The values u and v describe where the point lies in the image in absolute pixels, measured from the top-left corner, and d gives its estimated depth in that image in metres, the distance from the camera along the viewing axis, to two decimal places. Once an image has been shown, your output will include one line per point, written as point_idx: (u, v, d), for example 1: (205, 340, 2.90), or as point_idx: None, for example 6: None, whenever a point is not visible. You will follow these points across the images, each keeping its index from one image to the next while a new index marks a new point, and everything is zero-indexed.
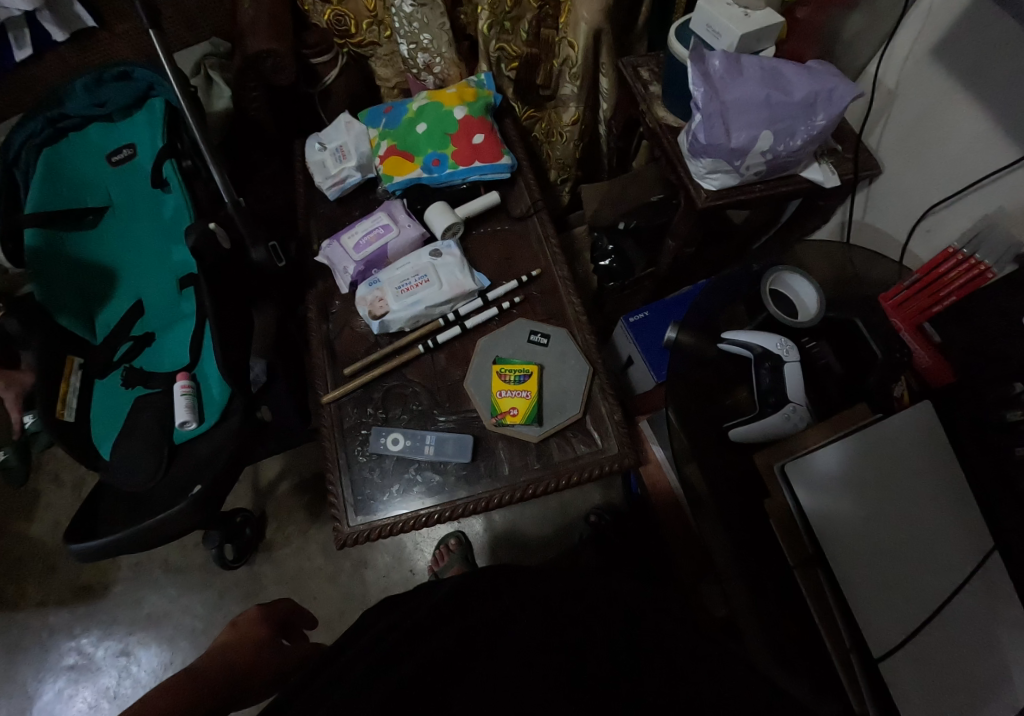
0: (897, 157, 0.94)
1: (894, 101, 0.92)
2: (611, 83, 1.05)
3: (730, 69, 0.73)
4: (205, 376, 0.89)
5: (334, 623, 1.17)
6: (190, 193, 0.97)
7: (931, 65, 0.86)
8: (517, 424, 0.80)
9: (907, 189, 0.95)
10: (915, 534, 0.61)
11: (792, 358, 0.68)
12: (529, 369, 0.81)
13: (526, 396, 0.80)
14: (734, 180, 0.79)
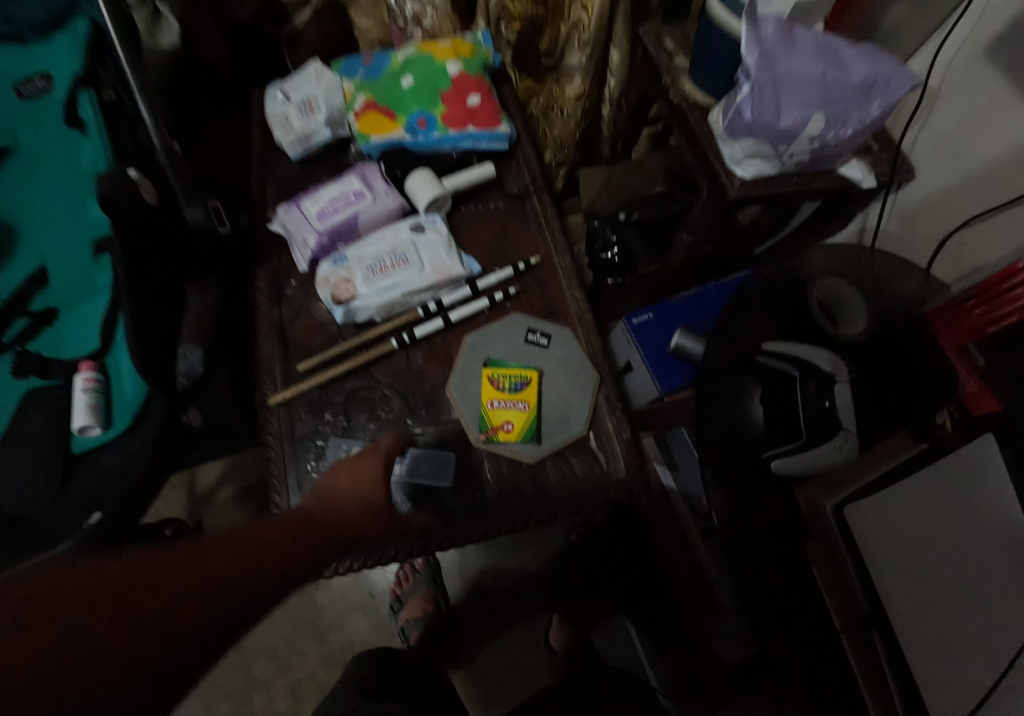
0: (933, 163, 0.85)
1: (933, 101, 0.83)
2: (623, 57, 0.92)
3: (782, 37, 0.62)
4: (117, 370, 0.73)
5: (280, 652, 1.01)
6: (113, 137, 0.78)
7: (985, 62, 0.75)
8: (513, 440, 0.68)
9: (941, 199, 0.86)
10: (987, 583, 0.53)
11: (844, 379, 0.57)
12: (528, 375, 0.71)
13: (524, 406, 0.69)
14: (772, 168, 0.69)
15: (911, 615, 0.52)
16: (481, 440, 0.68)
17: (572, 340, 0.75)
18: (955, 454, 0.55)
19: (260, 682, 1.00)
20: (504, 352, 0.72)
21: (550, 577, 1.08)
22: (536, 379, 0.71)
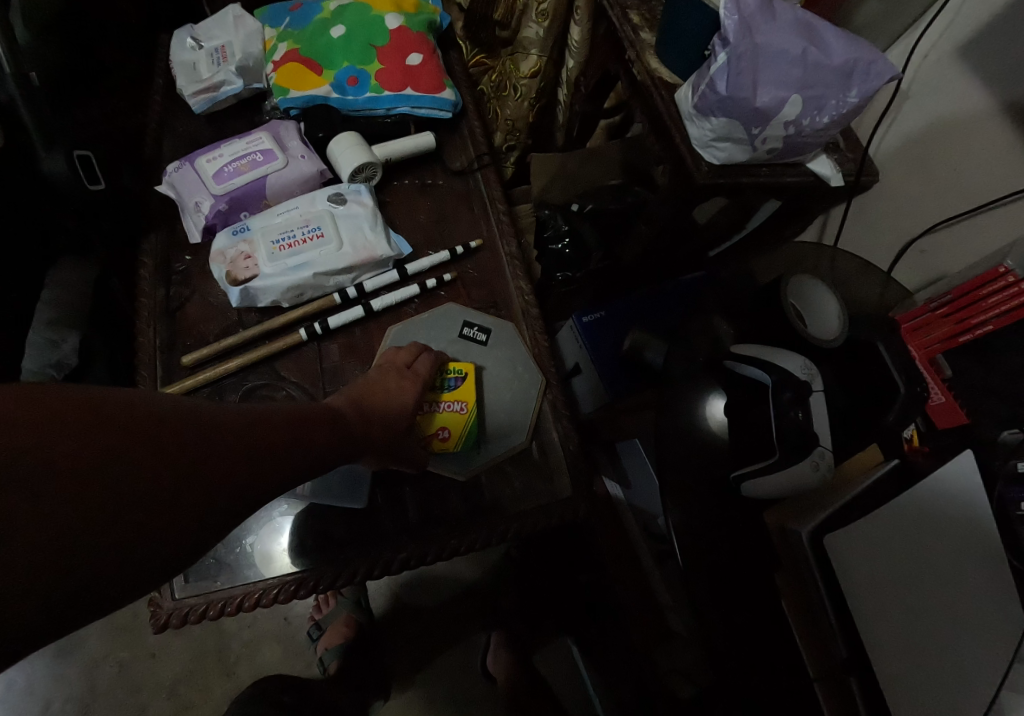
0: (897, 168, 0.81)
1: (903, 103, 0.78)
2: (583, 35, 0.83)
3: (762, 6, 0.55)
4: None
5: (176, 687, 0.88)
6: None
7: (959, 62, 0.71)
8: (451, 449, 0.60)
9: (901, 204, 0.82)
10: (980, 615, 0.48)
11: (819, 388, 0.50)
12: (462, 370, 0.62)
13: (461, 406, 0.61)
14: (742, 156, 0.62)
15: (902, 665, 0.46)
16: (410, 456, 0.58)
17: (514, 336, 0.67)
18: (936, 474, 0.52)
19: None
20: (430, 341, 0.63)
21: (489, 595, 0.99)
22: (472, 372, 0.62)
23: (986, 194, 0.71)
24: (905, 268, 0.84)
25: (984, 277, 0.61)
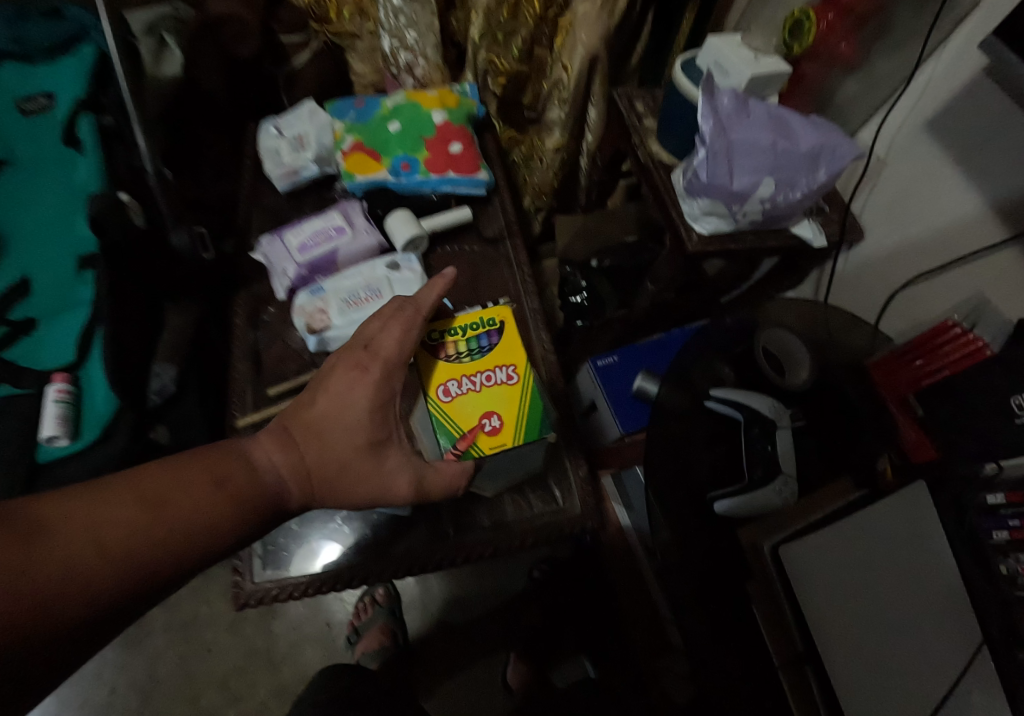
0: (882, 224, 0.89)
1: (883, 168, 0.87)
2: (600, 115, 0.98)
3: (737, 107, 0.68)
4: (90, 378, 0.72)
5: (230, 682, 0.99)
6: (110, 160, 0.81)
7: (925, 136, 0.79)
8: (523, 435, 0.61)
9: (889, 258, 0.89)
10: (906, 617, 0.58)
11: (785, 425, 0.64)
12: (496, 329, 0.67)
13: (514, 373, 0.64)
14: (728, 227, 0.74)
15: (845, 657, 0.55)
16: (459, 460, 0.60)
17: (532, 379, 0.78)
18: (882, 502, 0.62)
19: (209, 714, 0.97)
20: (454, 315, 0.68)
21: (511, 615, 1.07)
22: (508, 328, 0.67)
23: (962, 247, 0.77)
24: (893, 314, 0.90)
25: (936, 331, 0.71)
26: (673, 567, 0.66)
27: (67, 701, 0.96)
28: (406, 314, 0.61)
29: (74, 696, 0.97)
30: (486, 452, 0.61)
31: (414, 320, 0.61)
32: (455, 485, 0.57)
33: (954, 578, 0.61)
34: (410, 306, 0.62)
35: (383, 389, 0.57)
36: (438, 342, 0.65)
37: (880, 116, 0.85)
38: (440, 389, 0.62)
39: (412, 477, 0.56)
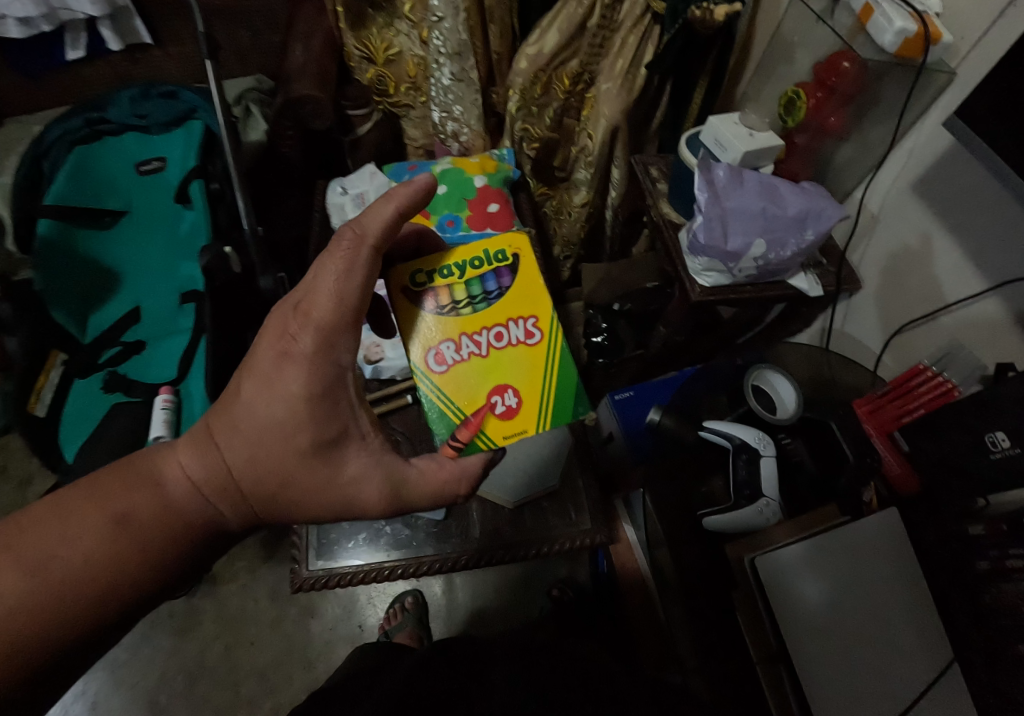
0: (877, 277, 0.90)
1: (876, 225, 0.88)
2: (622, 175, 1.10)
3: (732, 178, 0.80)
4: (189, 392, 0.93)
5: (269, 674, 1.09)
6: (211, 215, 0.99)
7: (911, 197, 0.81)
8: (550, 417, 0.56)
9: (884, 307, 0.91)
10: (873, 626, 0.68)
11: (769, 453, 0.77)
12: (509, 266, 0.59)
13: (537, 329, 0.58)
14: (727, 280, 0.84)
15: (814, 656, 0.65)
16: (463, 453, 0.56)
17: None
18: (855, 525, 0.72)
19: (248, 702, 1.07)
20: (458, 249, 0.60)
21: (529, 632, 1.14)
22: (523, 265, 0.60)
23: (950, 297, 0.79)
24: (891, 358, 0.92)
25: (910, 374, 0.79)
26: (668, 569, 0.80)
27: (122, 679, 1.07)
28: (349, 262, 0.52)
29: (129, 676, 1.08)
30: (501, 435, 0.56)
31: (354, 269, 0.52)
32: (454, 491, 0.56)
33: (920, 595, 0.70)
34: (362, 243, 0.53)
35: (329, 368, 0.51)
36: (442, 288, 0.58)
37: (865, 180, 0.88)
38: (444, 350, 0.57)
39: (390, 488, 0.53)
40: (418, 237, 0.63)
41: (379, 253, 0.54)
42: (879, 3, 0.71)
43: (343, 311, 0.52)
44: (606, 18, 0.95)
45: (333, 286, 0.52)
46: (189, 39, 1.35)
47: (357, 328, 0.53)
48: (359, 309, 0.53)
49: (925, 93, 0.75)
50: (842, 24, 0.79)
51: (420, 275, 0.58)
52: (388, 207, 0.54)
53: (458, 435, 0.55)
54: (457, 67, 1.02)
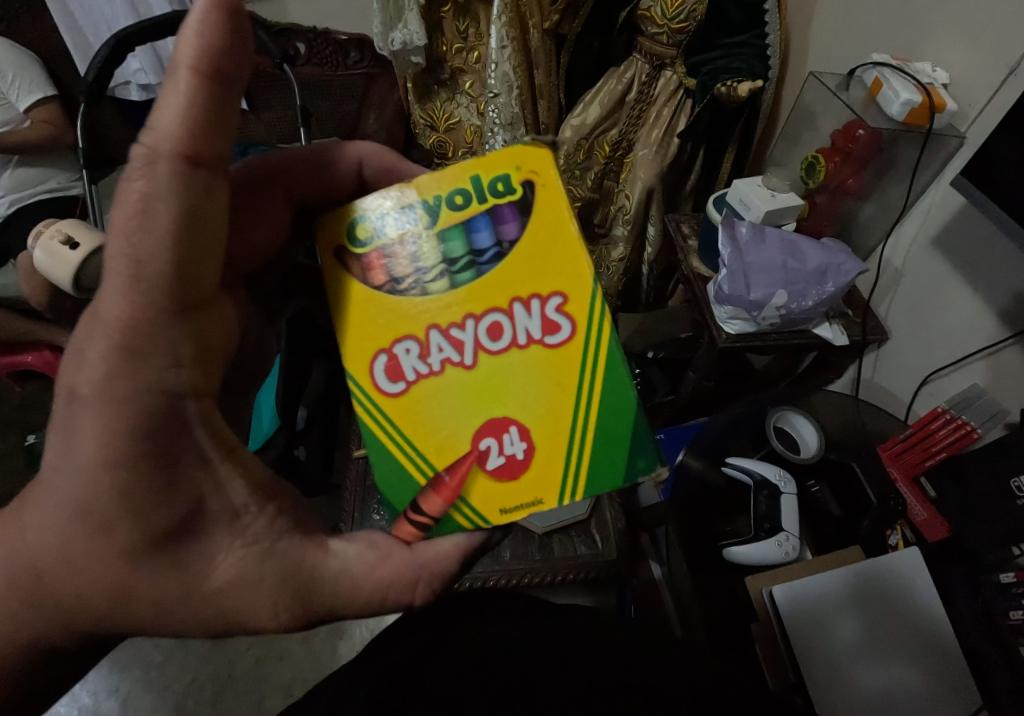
0: (904, 328, 0.92)
1: (901, 279, 0.91)
2: (658, 232, 1.18)
3: (754, 236, 0.87)
4: (257, 407, 1.02)
5: (294, 690, 1.12)
6: None
7: (932, 253, 0.85)
8: (582, 480, 0.44)
9: (911, 357, 0.92)
10: (898, 668, 0.68)
11: (789, 490, 0.81)
12: (515, 203, 0.45)
13: (562, 317, 0.44)
14: (752, 328, 0.88)
15: (831, 691, 0.67)
16: (429, 533, 0.45)
17: None
18: (881, 563, 0.74)
19: None
20: (437, 180, 0.46)
21: None
22: (536, 202, 0.45)
23: (975, 344, 0.80)
24: (922, 406, 0.92)
25: (931, 416, 0.82)
26: (691, 596, 0.83)
27: (155, 681, 1.13)
28: (147, 205, 0.38)
29: (163, 678, 1.13)
30: (496, 500, 0.44)
31: (149, 220, 0.38)
32: (405, 596, 0.44)
33: (953, 641, 0.69)
34: (161, 160, 0.39)
35: (143, 405, 0.38)
36: (404, 246, 0.45)
37: (888, 234, 0.93)
38: (407, 356, 0.44)
39: (293, 598, 0.42)
40: (358, 174, 0.55)
41: (192, 173, 0.40)
42: (888, 78, 0.80)
43: (152, 306, 0.39)
44: (643, 92, 1.07)
45: (123, 259, 0.38)
46: (279, 107, 1.56)
47: (181, 324, 0.40)
48: (172, 293, 0.40)
49: (937, 155, 0.82)
50: (856, 97, 0.89)
51: (370, 225, 0.46)
52: (179, 78, 0.39)
53: (426, 503, 0.44)
54: (508, 135, 1.15)
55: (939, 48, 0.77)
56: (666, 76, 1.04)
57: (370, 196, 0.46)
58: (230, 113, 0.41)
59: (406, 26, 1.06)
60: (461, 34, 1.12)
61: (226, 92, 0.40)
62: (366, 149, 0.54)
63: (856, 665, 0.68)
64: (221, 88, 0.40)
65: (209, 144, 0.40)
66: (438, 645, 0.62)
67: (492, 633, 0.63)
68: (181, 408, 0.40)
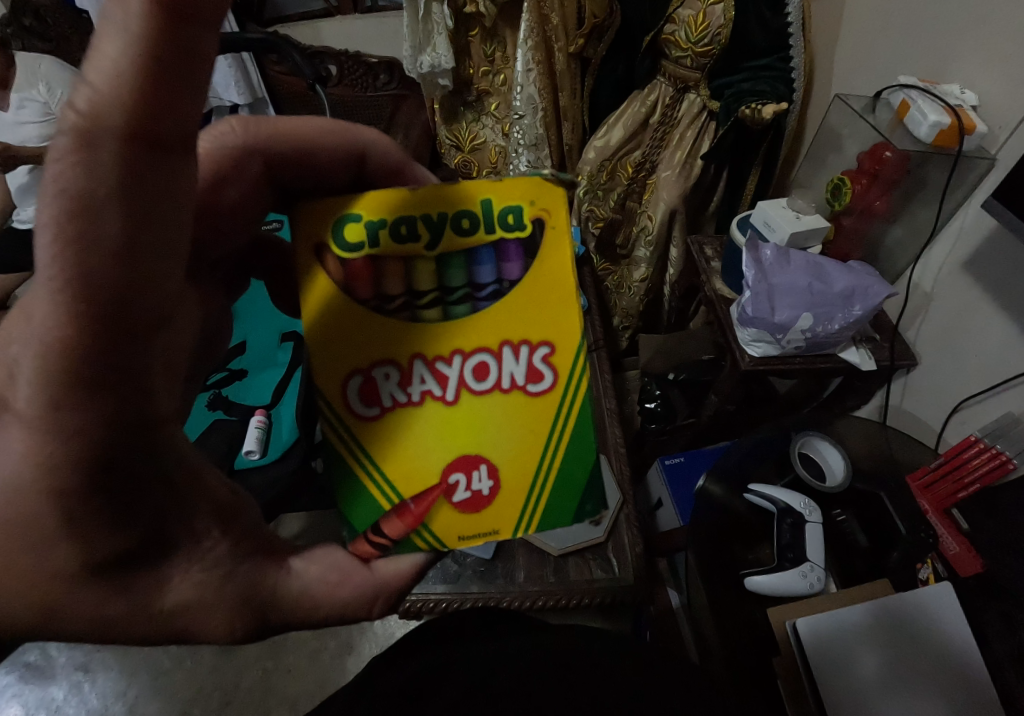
0: (933, 354, 0.89)
1: (930, 304, 0.89)
2: (680, 254, 1.18)
3: (779, 259, 0.86)
4: (278, 417, 1.03)
5: (300, 705, 1.10)
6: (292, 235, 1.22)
7: (963, 276, 0.83)
8: (536, 521, 0.43)
9: (941, 385, 0.89)
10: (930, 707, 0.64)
11: (815, 519, 0.79)
12: (522, 241, 0.40)
13: (547, 366, 0.42)
14: (776, 351, 0.87)
15: None
16: (386, 552, 0.43)
17: (608, 466, 1.02)
18: (910, 595, 0.70)
19: None
20: (443, 195, 0.39)
21: None
22: (543, 246, 0.40)
23: (1006, 372, 0.77)
24: (953, 435, 0.89)
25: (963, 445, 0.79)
26: (710, 626, 0.80)
27: (163, 687, 1.13)
28: (89, 202, 0.27)
29: (170, 685, 1.13)
30: (455, 529, 0.43)
31: (97, 224, 0.27)
32: (363, 614, 0.42)
33: (987, 679, 0.66)
34: (102, 141, 0.27)
35: (94, 438, 0.30)
36: (395, 264, 0.40)
37: (917, 258, 0.91)
38: (385, 381, 0.41)
39: (251, 615, 0.38)
40: (359, 162, 0.50)
41: (153, 152, 0.28)
42: (915, 100, 0.80)
43: (112, 328, 0.28)
44: (666, 115, 1.08)
45: (61, 270, 0.27)
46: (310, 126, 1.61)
47: (152, 345, 0.30)
48: (129, 313, 0.29)
49: (966, 179, 0.81)
50: (883, 120, 0.88)
51: (362, 230, 0.39)
52: (129, 6, 0.26)
53: (388, 526, 0.42)
54: (532, 156, 1.18)
55: (968, 71, 0.77)
56: (690, 99, 1.05)
57: (368, 193, 0.39)
58: (209, 65, 0.29)
59: (435, 49, 1.09)
60: (487, 58, 1.15)
61: (196, 37, 0.28)
62: (370, 137, 0.49)
63: (881, 700, 0.65)
64: (189, 30, 0.27)
65: (172, 113, 0.28)
66: (446, 666, 0.61)
67: (502, 656, 0.61)
68: (146, 436, 0.32)
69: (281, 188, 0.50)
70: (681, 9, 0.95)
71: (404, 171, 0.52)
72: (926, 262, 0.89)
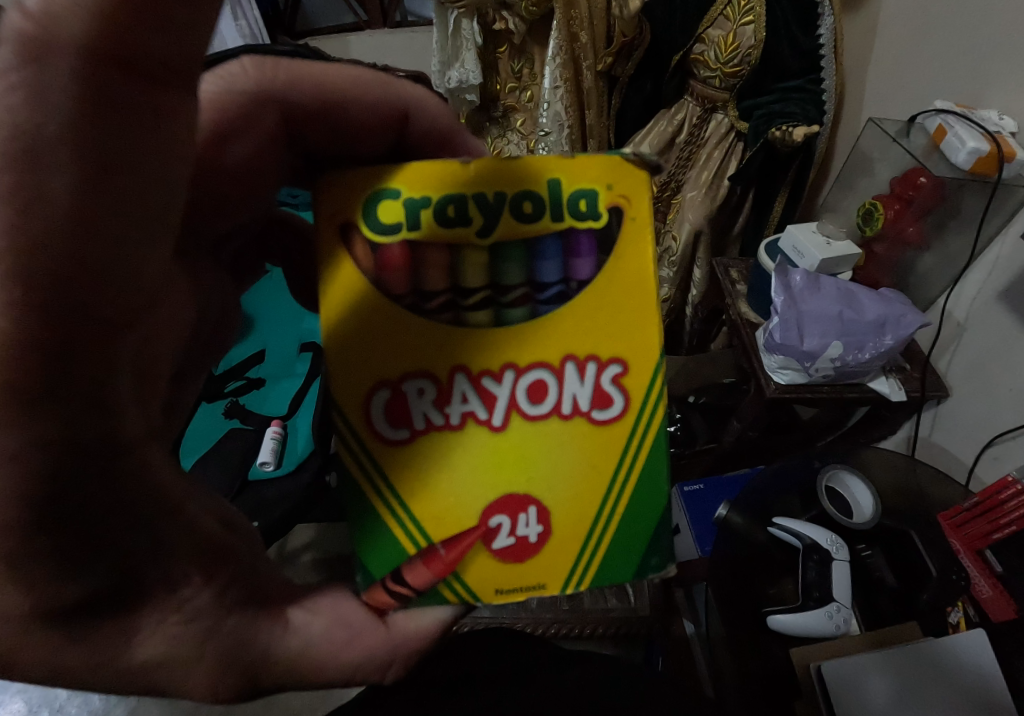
0: (965, 387, 0.86)
1: (962, 335, 0.86)
2: (703, 274, 1.15)
3: (809, 285, 0.84)
4: (295, 428, 1.02)
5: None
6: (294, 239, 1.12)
7: (999, 307, 0.80)
8: (590, 576, 0.41)
9: (973, 418, 0.86)
10: None
11: (842, 556, 0.75)
12: (596, 231, 0.39)
13: (616, 389, 0.40)
14: (803, 379, 0.84)
15: None
16: (404, 604, 0.41)
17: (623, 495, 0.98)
18: (940, 642, 0.67)
19: None
20: (509, 171, 0.38)
21: None
22: (620, 237, 0.40)
23: None
24: (985, 470, 0.85)
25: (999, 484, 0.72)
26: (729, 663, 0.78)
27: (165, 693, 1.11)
28: (36, 146, 0.21)
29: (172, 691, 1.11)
30: (491, 582, 0.40)
31: (46, 178, 0.21)
32: (374, 675, 0.40)
33: None
34: (57, 56, 0.20)
35: (39, 458, 0.26)
36: (439, 251, 0.39)
37: (949, 288, 0.89)
38: (418, 398, 0.39)
39: (240, 677, 0.37)
40: (401, 125, 0.49)
41: (122, 78, 0.22)
42: (952, 126, 0.77)
43: (66, 322, 0.24)
44: (694, 134, 1.07)
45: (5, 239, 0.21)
46: None
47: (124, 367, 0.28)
48: (88, 306, 0.24)
49: (1007, 206, 0.79)
50: (918, 145, 0.86)
51: (400, 209, 0.38)
52: None
53: (412, 573, 0.39)
54: None
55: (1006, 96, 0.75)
56: (717, 120, 1.04)
57: (410, 169, 0.38)
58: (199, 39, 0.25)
59: (464, 65, 1.10)
60: (515, 74, 1.15)
61: None
62: (413, 98, 0.49)
63: None
64: None
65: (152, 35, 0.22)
66: (455, 693, 0.59)
67: (518, 681, 0.60)
68: (125, 463, 0.29)
69: (301, 151, 0.50)
70: (711, 29, 0.95)
71: (452, 138, 0.51)
72: (958, 292, 0.87)
